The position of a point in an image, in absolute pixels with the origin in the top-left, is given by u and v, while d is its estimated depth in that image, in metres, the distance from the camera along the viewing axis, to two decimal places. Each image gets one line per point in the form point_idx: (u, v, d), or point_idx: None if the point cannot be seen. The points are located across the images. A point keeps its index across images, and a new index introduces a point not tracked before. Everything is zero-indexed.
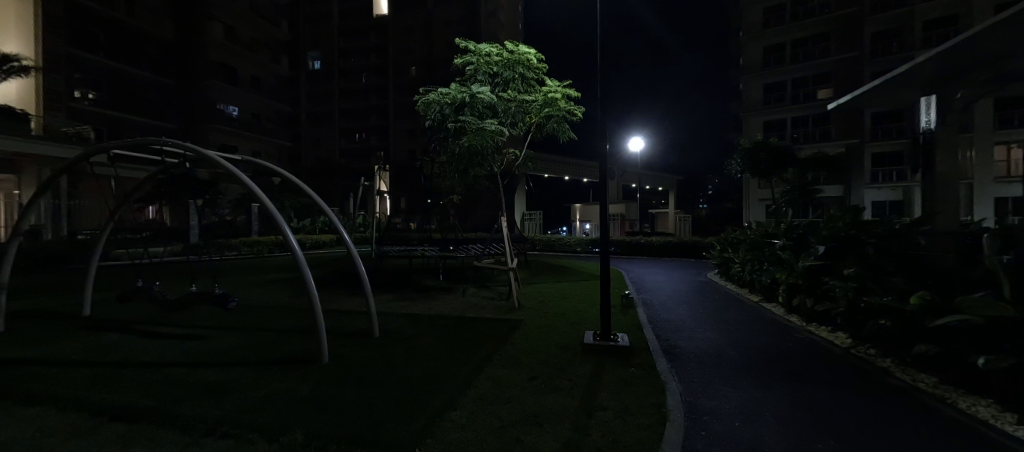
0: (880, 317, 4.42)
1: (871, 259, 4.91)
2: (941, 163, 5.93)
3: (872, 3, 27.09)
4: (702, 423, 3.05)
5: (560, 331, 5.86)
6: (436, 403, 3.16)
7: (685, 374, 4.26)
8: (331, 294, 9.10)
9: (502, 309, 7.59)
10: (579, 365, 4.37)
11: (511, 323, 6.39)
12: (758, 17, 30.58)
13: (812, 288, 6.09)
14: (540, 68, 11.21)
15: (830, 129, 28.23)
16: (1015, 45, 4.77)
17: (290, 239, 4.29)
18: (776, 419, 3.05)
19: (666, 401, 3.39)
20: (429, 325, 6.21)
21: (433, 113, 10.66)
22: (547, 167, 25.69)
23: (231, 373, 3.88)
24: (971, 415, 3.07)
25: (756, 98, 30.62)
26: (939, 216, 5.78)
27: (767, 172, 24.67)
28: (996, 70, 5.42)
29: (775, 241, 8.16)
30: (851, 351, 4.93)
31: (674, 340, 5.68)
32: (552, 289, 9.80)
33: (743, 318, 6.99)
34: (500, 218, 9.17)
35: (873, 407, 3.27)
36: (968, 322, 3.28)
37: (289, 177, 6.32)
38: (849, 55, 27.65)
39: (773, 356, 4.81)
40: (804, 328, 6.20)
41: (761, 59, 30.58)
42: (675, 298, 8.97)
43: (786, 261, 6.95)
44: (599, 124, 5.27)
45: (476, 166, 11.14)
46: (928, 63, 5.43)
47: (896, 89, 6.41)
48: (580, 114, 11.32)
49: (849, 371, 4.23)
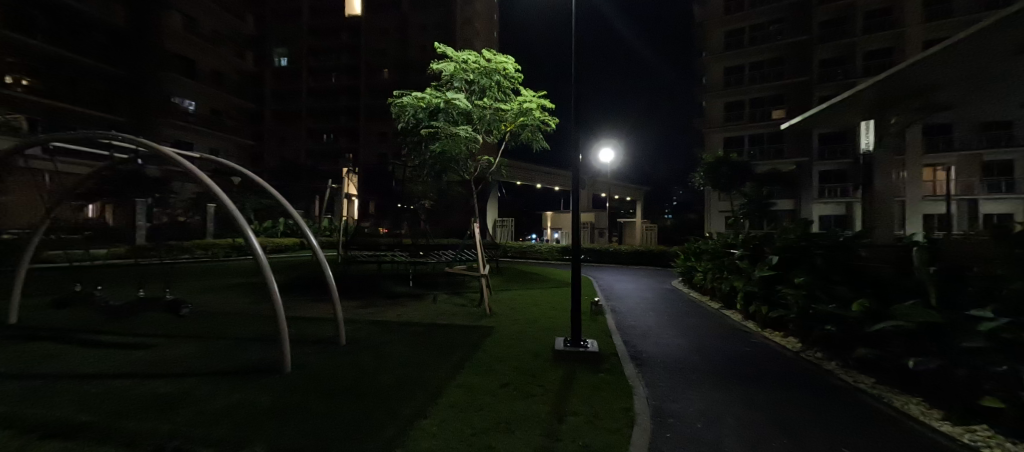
0: (827, 323, 4.79)
1: (820, 267, 5.29)
2: (878, 183, 6.59)
3: (820, 32, 29.42)
4: (668, 426, 3.18)
5: (530, 338, 5.88)
6: (406, 412, 3.11)
7: (651, 379, 4.42)
8: (295, 300, 8.74)
9: (473, 315, 7.56)
10: (551, 371, 4.43)
11: (485, 330, 6.36)
12: (719, 39, 32.69)
13: (768, 295, 6.54)
14: (516, 77, 11.10)
15: (784, 146, 30.19)
16: (940, 77, 5.41)
17: (252, 241, 4.09)
18: (733, 420, 3.24)
19: (633, 405, 3.52)
20: (398, 332, 6.08)
21: (407, 116, 10.49)
22: (521, 175, 25.87)
23: (183, 385, 3.64)
24: (903, 411, 3.38)
25: (717, 115, 32.56)
26: (878, 232, 6.30)
27: (728, 185, 25.94)
28: (924, 98, 6.08)
29: (734, 250, 8.56)
30: (800, 354, 5.30)
31: (641, 346, 5.87)
32: (522, 296, 9.82)
33: (704, 324, 7.33)
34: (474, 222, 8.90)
35: (820, 407, 3.50)
36: (902, 329, 3.58)
37: (249, 178, 5.87)
38: (800, 79, 29.89)
39: (732, 360, 5.08)
40: (758, 333, 6.58)
41: (722, 78, 32.59)
42: (643, 306, 9.24)
43: (744, 271, 7.36)
44: (574, 137, 5.41)
45: (449, 172, 11.00)
46: (868, 90, 6.03)
47: (844, 112, 7.00)
48: (553, 124, 11.32)
49: (799, 373, 4.54)
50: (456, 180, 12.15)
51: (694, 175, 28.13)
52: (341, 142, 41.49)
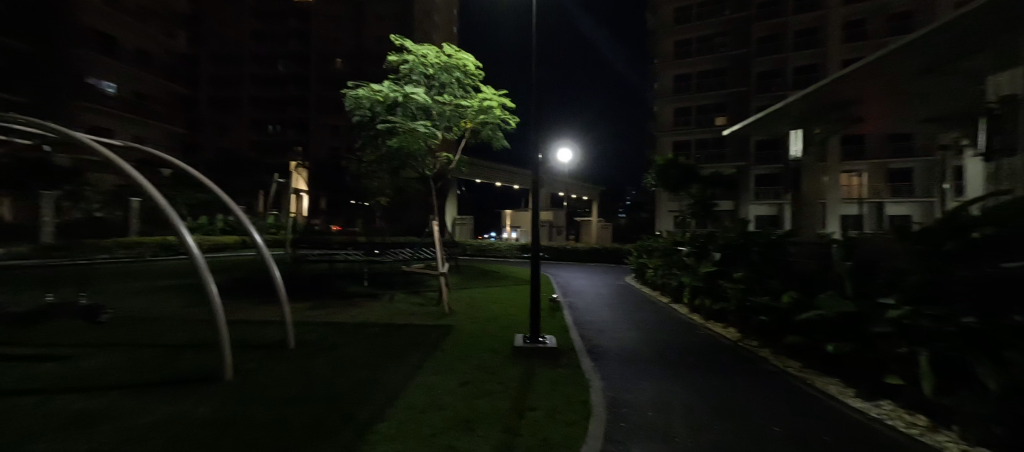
0: (761, 314, 5.24)
1: (756, 263, 5.76)
2: (806, 187, 7.36)
3: (758, 47, 31.94)
4: (622, 415, 3.33)
5: (491, 336, 5.90)
6: (363, 415, 3.02)
7: (607, 371, 4.61)
8: (237, 302, 8.13)
9: (432, 315, 7.45)
10: (510, 368, 4.49)
11: (444, 329, 6.30)
12: (670, 48, 34.51)
13: (711, 289, 7.03)
14: (476, 75, 10.99)
15: (726, 151, 32.46)
16: (855, 92, 6.09)
17: (187, 239, 3.75)
18: (681, 407, 3.45)
19: (590, 397, 3.65)
20: (353, 333, 5.86)
21: (362, 110, 10.08)
22: (480, 173, 25.77)
23: (105, 399, 3.27)
24: (823, 391, 3.79)
25: (667, 120, 34.34)
26: (804, 230, 6.98)
27: (676, 186, 27.44)
28: (842, 112, 6.82)
29: (682, 248, 9.09)
30: (738, 342, 5.76)
31: (597, 340, 6.08)
32: (481, 294, 9.79)
33: (654, 317, 7.73)
34: (433, 220, 8.73)
35: (755, 391, 3.83)
36: (822, 318, 4.00)
37: (183, 170, 5.37)
38: (740, 89, 32.27)
39: (679, 351, 5.41)
40: (702, 324, 7.06)
41: (672, 85, 34.42)
42: (598, 301, 9.58)
43: (690, 267, 7.84)
44: (534, 137, 5.49)
45: (406, 169, 10.68)
46: (797, 103, 6.67)
47: (777, 122, 7.68)
48: (513, 123, 11.31)
49: (738, 360, 4.94)
50: (414, 176, 11.88)
51: (646, 177, 29.49)
52: (289, 134, 39.08)
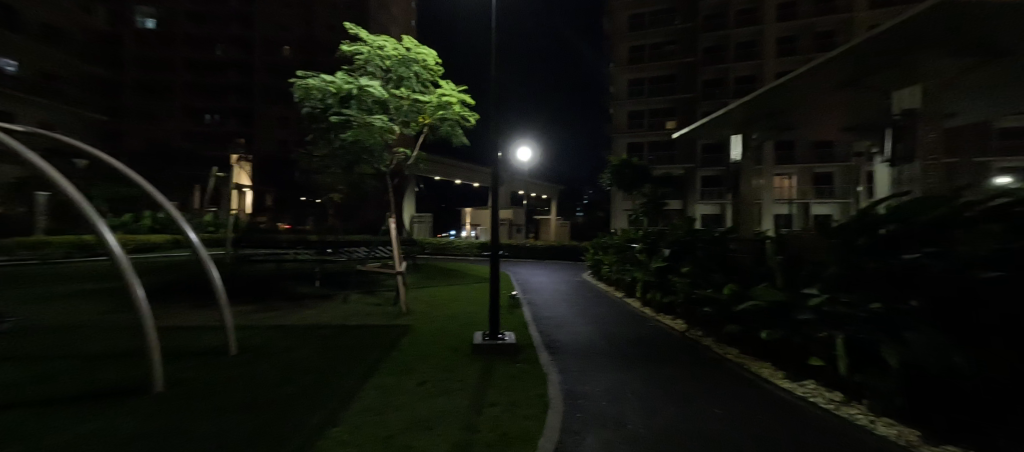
0: (705, 305, 5.62)
1: (701, 258, 6.16)
2: (744, 188, 7.96)
3: (704, 56, 33.96)
4: (577, 406, 3.44)
5: (450, 334, 5.87)
6: (313, 421, 2.89)
7: (563, 365, 4.73)
8: (170, 307, 7.45)
9: (388, 315, 7.26)
10: (469, 365, 4.49)
11: (402, 329, 6.17)
12: (624, 53, 35.83)
13: (661, 284, 7.43)
14: (436, 70, 10.68)
15: (675, 154, 34.27)
16: (786, 100, 6.68)
17: (108, 238, 3.40)
18: (633, 396, 3.63)
19: (548, 391, 3.74)
20: (304, 336, 5.60)
21: (314, 101, 9.59)
22: (439, 170, 25.37)
23: (8, 418, 2.90)
24: (757, 375, 4.14)
25: (622, 122, 35.64)
26: (743, 227, 7.56)
27: (630, 186, 28.58)
28: (775, 118, 7.46)
29: (635, 244, 9.51)
30: (685, 333, 6.14)
31: (554, 335, 6.22)
32: (440, 292, 9.65)
33: (609, 311, 8.04)
34: (389, 217, 8.49)
35: (699, 377, 4.11)
36: (757, 307, 4.37)
37: (102, 161, 4.84)
38: (688, 95, 34.16)
39: (632, 343, 5.66)
40: (653, 316, 7.44)
41: (627, 89, 35.75)
42: (556, 297, 9.78)
43: (643, 262, 8.23)
44: (493, 134, 5.50)
45: (361, 164, 10.24)
46: (738, 109, 7.18)
47: (720, 126, 8.24)
48: (473, 121, 11.05)
49: (685, 349, 5.26)
50: (370, 172, 11.49)
51: (602, 177, 30.46)
52: (230, 124, 36.25)
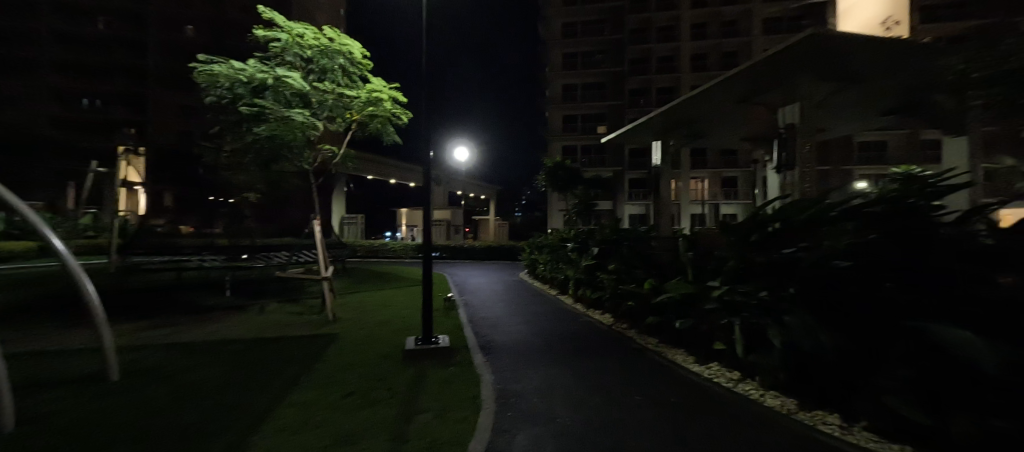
0: (629, 300, 6.01)
1: (626, 256, 6.58)
2: (664, 189, 8.67)
3: (631, 66, 36.39)
4: (510, 405, 3.49)
5: (381, 341, 5.62)
6: (217, 448, 2.58)
7: (497, 365, 4.75)
8: (26, 329, 6.17)
9: (311, 324, 6.76)
10: (400, 372, 4.34)
11: (327, 338, 5.77)
12: (559, 59, 37.20)
13: (591, 280, 7.80)
14: (364, 64, 10.14)
15: (605, 157, 36.28)
16: (697, 110, 7.41)
17: None
18: (563, 391, 3.76)
19: (480, 392, 3.74)
20: (208, 353, 4.99)
21: (220, 89, 8.65)
22: (371, 169, 24.19)
23: None
24: (673, 363, 4.53)
25: (557, 125, 36.90)
26: (661, 226, 8.23)
27: (563, 187, 29.62)
28: (686, 126, 8.31)
29: (567, 243, 9.88)
30: (612, 326, 6.52)
31: (489, 335, 6.24)
32: (371, 298, 9.19)
33: (544, 309, 8.26)
34: (312, 219, 7.90)
35: (624, 369, 4.38)
36: (671, 300, 4.79)
37: None
38: (617, 102, 36.36)
39: (565, 339, 5.87)
40: (584, 312, 7.78)
41: (561, 93, 37.11)
42: (492, 297, 9.81)
43: (574, 261, 8.57)
44: (425, 131, 5.36)
45: (279, 161, 9.47)
46: (656, 117, 7.81)
47: (642, 133, 8.90)
48: (405, 119, 10.72)
49: (611, 342, 5.59)
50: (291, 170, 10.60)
51: (538, 178, 31.22)
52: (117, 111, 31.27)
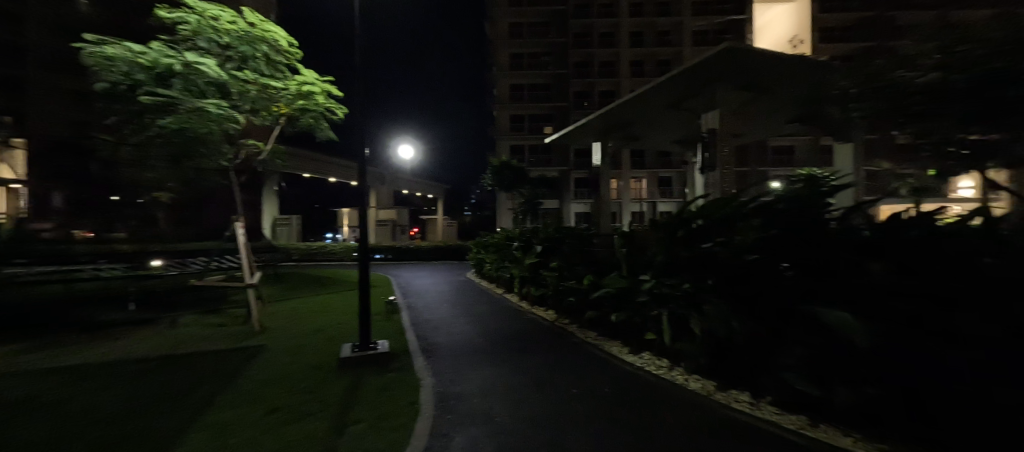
0: (570, 296, 6.18)
1: (568, 254, 6.74)
2: (604, 188, 9.04)
3: (575, 69, 37.51)
4: (449, 407, 3.43)
5: (313, 351, 5.26)
6: None
7: (439, 368, 4.65)
8: None
9: (234, 336, 6.16)
10: (334, 382, 4.10)
11: (251, 351, 5.29)
12: (505, 60, 37.47)
13: (535, 278, 7.92)
14: (290, 54, 9.38)
15: (552, 157, 37.11)
16: (632, 113, 7.79)
17: None
18: (503, 389, 3.76)
19: (419, 397, 3.63)
20: (102, 376, 4.36)
21: (111, 75, 7.07)
22: (306, 167, 22.68)
23: None
24: (610, 354, 4.71)
25: (505, 125, 37.11)
26: (601, 224, 8.55)
27: (510, 186, 29.78)
28: (623, 129, 8.72)
29: (513, 242, 9.94)
30: (555, 322, 6.66)
31: (432, 338, 6.09)
32: (305, 304, 8.58)
33: (490, 308, 8.24)
34: (235, 222, 7.20)
35: (564, 364, 4.48)
36: (608, 294, 4.98)
37: None
38: (562, 104, 37.29)
39: (509, 338, 5.89)
40: (528, 310, 7.87)
41: (508, 93, 37.40)
42: (438, 298, 9.62)
43: (519, 259, 8.64)
44: (360, 128, 5.10)
45: (193, 160, 8.13)
46: (595, 119, 8.11)
47: (583, 133, 9.18)
48: (340, 114, 10.37)
49: (554, 338, 5.71)
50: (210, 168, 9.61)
51: (485, 177, 31.15)
52: None
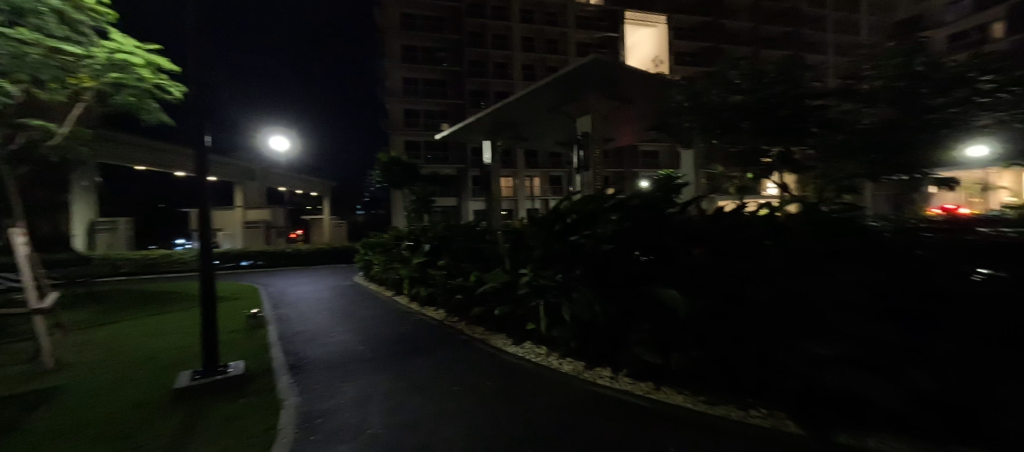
0: (458, 293, 6.11)
1: (455, 251, 6.67)
2: (494, 186, 9.17)
3: (470, 67, 37.50)
4: (314, 427, 3.07)
5: (137, 385, 4.23)
6: None
7: (308, 385, 4.14)
8: None
9: (12, 378, 4.64)
10: (163, 419, 3.34)
11: (38, 395, 4.04)
12: (398, 51, 35.88)
13: (424, 277, 7.66)
14: (95, 10, 6.64)
15: (448, 154, 36.71)
16: (518, 113, 8.05)
17: None
18: (381, 398, 3.52)
19: (278, 421, 3.17)
20: None
21: None
22: (139, 158, 18.35)
23: None
24: (495, 348, 4.78)
25: (398, 119, 35.48)
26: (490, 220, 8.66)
27: (403, 183, 28.35)
28: (510, 128, 8.97)
29: (402, 242, 9.49)
30: (444, 321, 6.54)
31: (304, 351, 5.43)
32: (134, 328, 6.92)
33: (377, 313, 7.72)
34: (13, 229, 5.35)
35: (448, 362, 4.40)
36: (493, 288, 5.05)
37: None
38: (458, 101, 37.01)
39: (393, 342, 5.58)
40: (418, 311, 7.59)
41: (401, 87, 35.91)
42: (316, 306, 8.68)
43: (407, 259, 8.28)
44: (195, 110, 4.20)
45: None
46: (483, 117, 8.17)
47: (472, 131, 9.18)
48: (178, 95, 8.29)
49: (441, 337, 5.59)
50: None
51: (374, 174, 29.13)
52: None
